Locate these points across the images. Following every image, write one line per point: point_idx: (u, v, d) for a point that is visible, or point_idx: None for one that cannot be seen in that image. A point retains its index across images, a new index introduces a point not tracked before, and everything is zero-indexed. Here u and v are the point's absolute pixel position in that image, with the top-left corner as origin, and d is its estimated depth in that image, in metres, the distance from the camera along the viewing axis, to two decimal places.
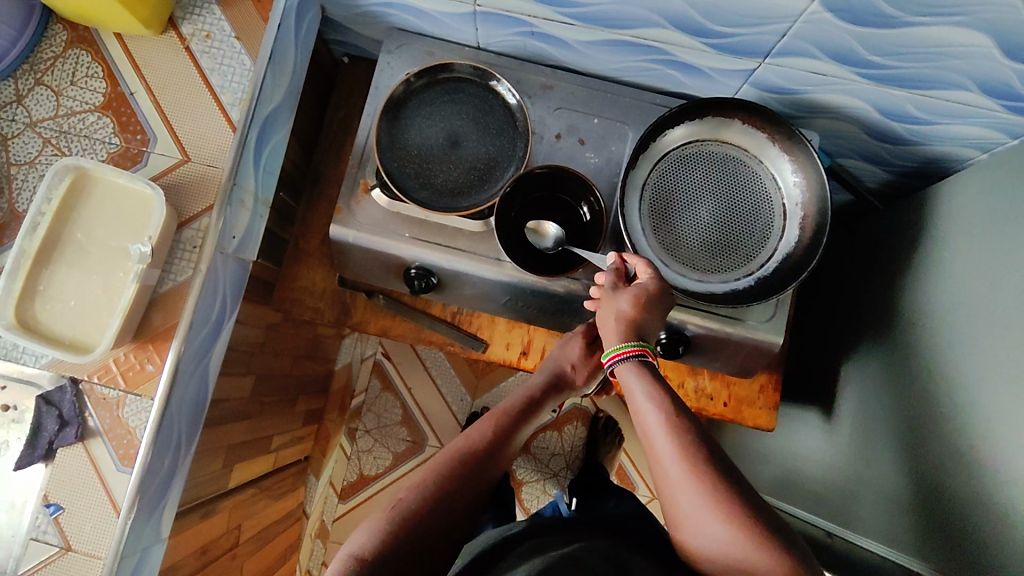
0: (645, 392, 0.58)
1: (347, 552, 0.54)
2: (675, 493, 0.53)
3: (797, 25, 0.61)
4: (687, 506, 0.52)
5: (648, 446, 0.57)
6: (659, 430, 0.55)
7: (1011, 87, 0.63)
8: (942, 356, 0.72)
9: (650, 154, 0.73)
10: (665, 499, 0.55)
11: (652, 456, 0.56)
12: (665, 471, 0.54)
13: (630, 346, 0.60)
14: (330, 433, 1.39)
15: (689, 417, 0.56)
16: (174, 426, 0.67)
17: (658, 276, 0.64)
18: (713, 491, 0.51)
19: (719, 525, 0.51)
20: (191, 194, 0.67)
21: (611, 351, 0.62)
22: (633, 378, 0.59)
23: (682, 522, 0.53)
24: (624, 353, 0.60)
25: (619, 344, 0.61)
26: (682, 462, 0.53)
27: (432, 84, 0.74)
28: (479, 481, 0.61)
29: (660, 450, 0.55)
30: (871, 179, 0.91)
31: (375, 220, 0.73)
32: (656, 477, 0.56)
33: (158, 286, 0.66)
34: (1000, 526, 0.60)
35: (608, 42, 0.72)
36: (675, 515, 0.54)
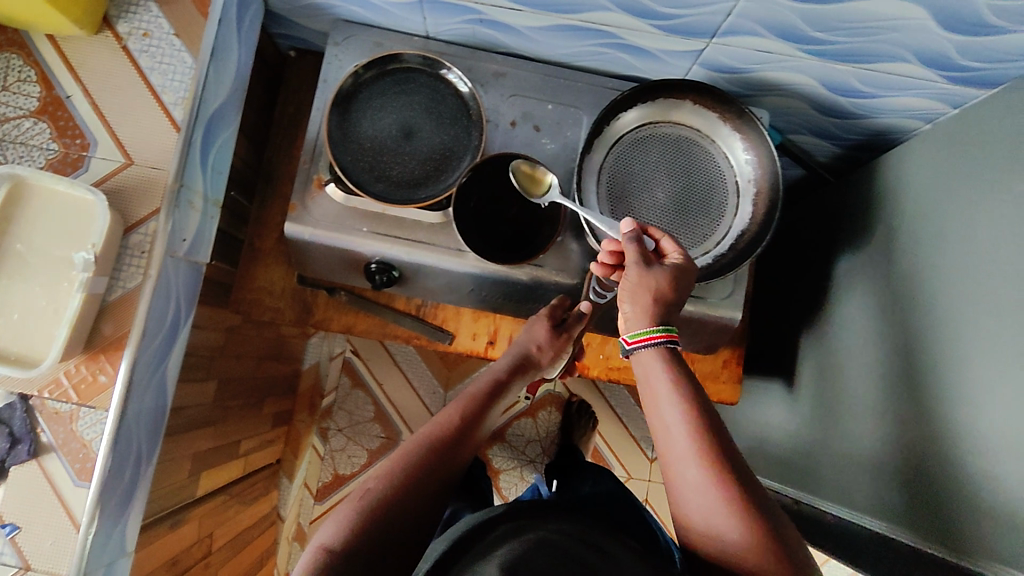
0: (661, 376, 0.58)
1: (317, 543, 0.53)
2: (694, 496, 0.53)
3: (741, 5, 0.62)
4: (697, 500, 0.53)
5: (665, 445, 0.56)
6: (675, 420, 0.56)
7: (948, 58, 0.65)
8: (894, 322, 0.74)
9: (605, 138, 0.74)
10: (672, 488, 0.56)
11: (670, 455, 0.56)
12: (679, 464, 0.54)
13: (659, 333, 0.59)
14: (301, 433, 1.38)
15: (707, 409, 0.56)
16: (134, 436, 0.65)
17: (688, 255, 0.62)
18: (723, 486, 0.52)
19: (728, 522, 0.51)
20: (137, 197, 0.65)
21: (641, 334, 0.59)
22: (653, 360, 0.59)
23: (688, 513, 0.54)
24: (652, 339, 0.58)
25: (649, 328, 0.59)
26: (696, 456, 0.53)
27: (381, 76, 0.73)
28: (447, 467, 0.60)
29: (675, 441, 0.55)
30: (822, 153, 0.93)
31: (331, 216, 0.72)
32: (666, 468, 0.56)
33: (107, 293, 0.64)
34: (949, 482, 0.63)
35: (557, 28, 0.72)
36: (682, 506, 0.55)
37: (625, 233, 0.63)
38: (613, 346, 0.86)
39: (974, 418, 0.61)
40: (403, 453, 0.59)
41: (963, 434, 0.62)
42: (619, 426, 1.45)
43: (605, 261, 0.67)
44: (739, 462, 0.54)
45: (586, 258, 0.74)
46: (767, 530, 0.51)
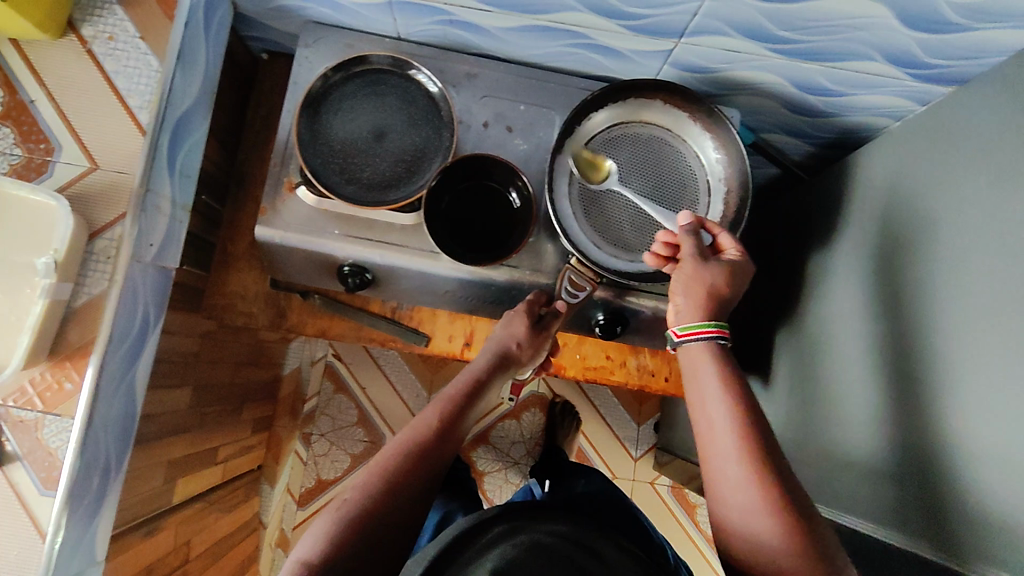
0: (710, 374, 0.60)
1: (295, 556, 0.52)
2: (732, 493, 0.54)
3: (706, 5, 0.62)
4: (737, 500, 0.54)
5: (706, 441, 0.58)
6: (720, 418, 0.57)
7: (912, 56, 0.66)
8: (855, 318, 0.74)
9: (577, 138, 0.74)
10: (712, 485, 0.57)
11: (710, 451, 0.57)
12: (721, 461, 0.56)
13: (711, 327, 0.62)
14: (283, 438, 1.37)
15: (756, 410, 0.58)
16: (100, 445, 0.65)
17: (744, 254, 0.66)
18: (766, 484, 0.53)
19: (767, 520, 0.52)
20: (102, 203, 0.65)
21: (688, 326, 0.62)
22: (701, 355, 0.62)
23: (725, 510, 0.55)
24: (702, 332, 0.61)
25: (699, 321, 0.63)
26: (742, 454, 0.55)
27: (350, 78, 0.72)
28: (426, 475, 0.59)
29: (718, 439, 0.57)
30: (795, 151, 0.94)
31: (302, 219, 0.71)
32: (708, 465, 0.57)
33: (72, 300, 0.63)
34: (902, 479, 0.63)
35: (527, 28, 0.72)
36: (720, 502, 0.56)
37: (682, 225, 0.67)
38: (590, 345, 0.86)
39: (926, 415, 0.61)
40: (385, 460, 0.59)
41: (914, 431, 0.62)
42: (603, 426, 1.45)
43: (659, 252, 0.68)
44: (783, 463, 0.55)
45: (561, 258, 0.73)
46: (805, 531, 0.52)
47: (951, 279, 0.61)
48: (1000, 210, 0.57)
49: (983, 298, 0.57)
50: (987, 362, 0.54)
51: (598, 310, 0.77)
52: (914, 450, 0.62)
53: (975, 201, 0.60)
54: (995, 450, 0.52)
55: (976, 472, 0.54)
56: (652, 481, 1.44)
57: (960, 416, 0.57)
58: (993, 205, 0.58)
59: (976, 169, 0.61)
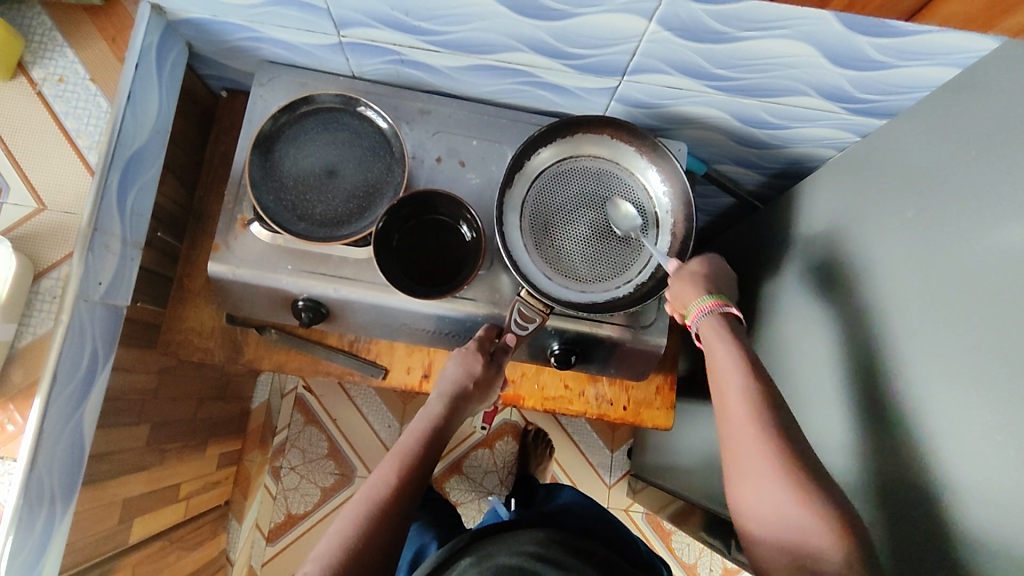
0: (726, 351, 0.62)
1: None
2: (764, 498, 0.55)
3: (643, 45, 0.65)
4: (773, 510, 0.54)
5: (732, 445, 0.59)
6: (735, 398, 0.59)
7: (845, 91, 0.69)
8: (804, 346, 0.75)
9: (526, 172, 0.75)
10: (731, 468, 0.58)
11: (736, 455, 0.58)
12: (750, 465, 0.56)
13: (711, 300, 0.65)
14: (251, 472, 1.36)
15: (771, 389, 0.59)
16: (48, 483, 0.65)
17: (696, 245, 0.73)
18: (779, 460, 0.55)
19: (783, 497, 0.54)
20: (49, 243, 0.65)
21: (695, 306, 0.66)
22: (725, 355, 0.62)
23: (743, 490, 0.57)
24: (707, 306, 0.65)
25: (700, 299, 0.66)
26: (758, 433, 0.57)
27: (300, 117, 0.74)
28: (388, 532, 0.58)
29: (746, 442, 0.57)
30: (749, 181, 0.96)
31: (254, 254, 0.72)
32: (727, 448, 0.59)
33: (15, 341, 0.63)
34: (853, 505, 0.64)
35: (476, 67, 0.74)
36: (739, 485, 0.57)
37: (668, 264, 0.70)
38: (548, 375, 0.86)
39: (873, 442, 0.62)
40: (344, 528, 0.58)
41: (863, 458, 0.63)
42: (576, 453, 1.45)
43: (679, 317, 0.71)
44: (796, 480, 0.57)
45: (517, 288, 0.74)
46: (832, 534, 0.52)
47: (887, 308, 0.62)
48: (930, 239, 0.59)
49: (912, 325, 0.58)
50: (924, 388, 0.56)
51: (554, 339, 0.77)
52: (865, 475, 0.63)
53: (905, 232, 0.62)
54: (935, 476, 0.54)
55: (921, 499, 0.55)
56: (626, 508, 1.43)
57: (902, 443, 0.58)
58: (921, 235, 0.59)
59: (905, 202, 0.63)
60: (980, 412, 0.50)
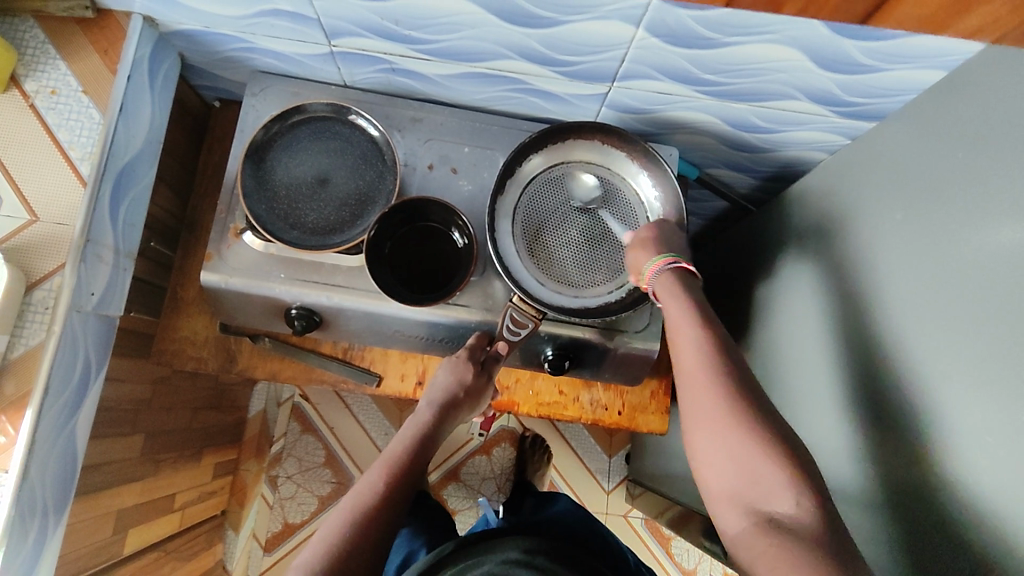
0: (679, 307, 0.63)
1: None
2: (726, 458, 0.54)
3: (632, 51, 0.65)
4: (735, 467, 0.53)
5: (690, 406, 0.58)
6: (689, 349, 0.60)
7: (833, 95, 0.69)
8: (798, 350, 0.76)
9: (518, 179, 0.75)
10: (690, 427, 0.58)
11: (694, 416, 0.58)
12: (709, 426, 0.56)
13: (664, 258, 0.67)
14: (248, 482, 1.35)
15: (726, 345, 0.60)
16: (41, 494, 0.64)
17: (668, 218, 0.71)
18: (729, 406, 0.55)
19: (735, 439, 0.54)
20: (42, 253, 0.65)
21: (650, 265, 0.67)
22: (680, 314, 0.63)
23: (702, 447, 0.56)
24: (660, 264, 0.66)
25: (652, 259, 0.67)
26: (711, 384, 0.57)
27: (292, 127, 0.74)
28: (375, 541, 0.58)
29: (703, 402, 0.57)
30: (741, 185, 0.96)
31: (247, 263, 0.72)
32: (683, 400, 0.60)
33: (8, 352, 0.63)
34: (849, 508, 0.64)
35: (467, 75, 0.74)
36: (700, 451, 0.57)
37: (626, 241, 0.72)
38: (543, 381, 0.86)
39: (865, 445, 0.62)
40: (330, 535, 0.57)
41: (857, 461, 0.63)
42: (574, 459, 1.45)
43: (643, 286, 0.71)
44: None
45: (510, 294, 0.74)
46: None
47: (878, 310, 0.63)
48: (920, 240, 0.59)
49: (904, 327, 0.58)
50: (916, 389, 0.56)
51: (548, 345, 0.77)
52: (860, 478, 0.63)
53: (894, 234, 0.62)
54: (927, 478, 0.54)
55: (914, 501, 0.55)
56: (624, 514, 1.43)
57: (896, 445, 0.58)
58: (911, 237, 0.60)
59: (894, 204, 0.63)
60: (969, 412, 0.50)
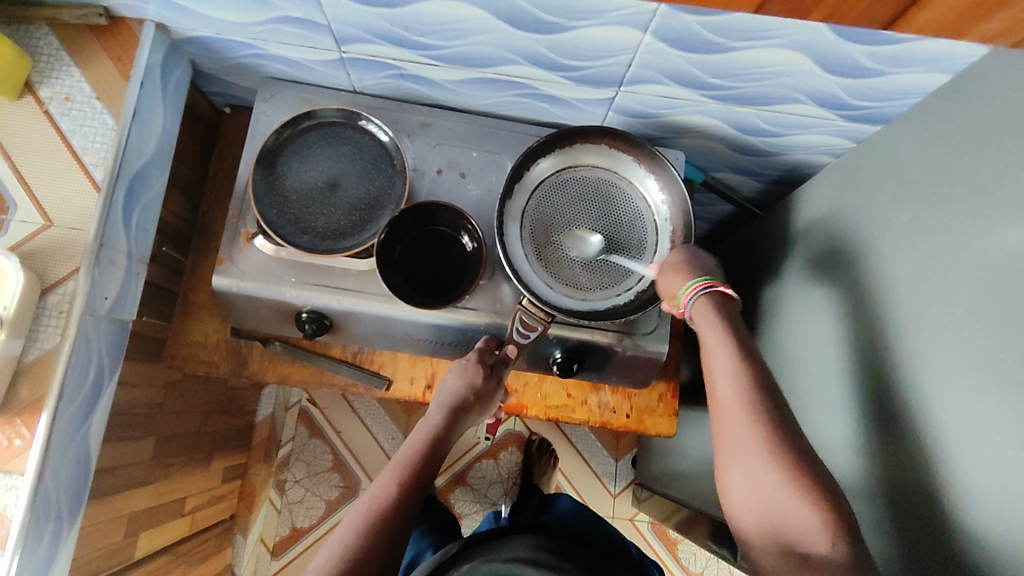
0: (716, 335, 0.62)
1: None
2: (758, 492, 0.55)
3: (639, 56, 0.66)
4: (768, 501, 0.54)
5: (724, 436, 0.59)
6: (725, 380, 0.60)
7: (839, 98, 0.70)
8: (807, 351, 0.76)
9: (525, 183, 0.76)
10: (723, 456, 0.58)
11: (728, 447, 0.58)
12: (745, 460, 0.56)
13: (704, 282, 0.65)
14: (256, 486, 1.34)
15: (766, 378, 0.59)
16: (55, 498, 0.65)
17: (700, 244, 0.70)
18: (767, 441, 0.55)
19: (770, 474, 0.54)
20: (56, 259, 0.66)
21: (689, 287, 0.66)
22: (719, 342, 0.61)
23: (735, 477, 0.57)
24: (700, 288, 0.65)
25: (692, 281, 0.66)
26: (750, 418, 0.57)
27: (302, 132, 0.75)
28: (387, 544, 0.58)
29: (741, 435, 0.57)
30: (747, 189, 0.97)
31: (258, 267, 0.72)
32: (717, 431, 0.60)
33: (23, 356, 0.64)
34: (858, 510, 0.64)
35: (475, 81, 0.75)
36: (732, 478, 0.57)
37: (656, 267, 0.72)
38: (551, 384, 0.87)
39: (875, 446, 0.62)
40: (344, 539, 0.58)
41: (866, 463, 0.63)
42: (580, 463, 1.45)
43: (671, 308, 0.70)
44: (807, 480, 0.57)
45: (519, 297, 0.75)
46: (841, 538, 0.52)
47: (885, 311, 0.63)
48: (926, 242, 0.59)
49: (912, 328, 0.59)
50: (924, 391, 0.56)
51: (556, 348, 0.77)
52: (868, 479, 0.63)
53: (901, 236, 0.62)
54: (937, 480, 0.54)
55: (924, 503, 0.55)
56: (631, 518, 1.43)
57: (904, 446, 0.58)
58: (919, 239, 0.60)
59: (900, 206, 0.63)
60: (979, 413, 0.50)
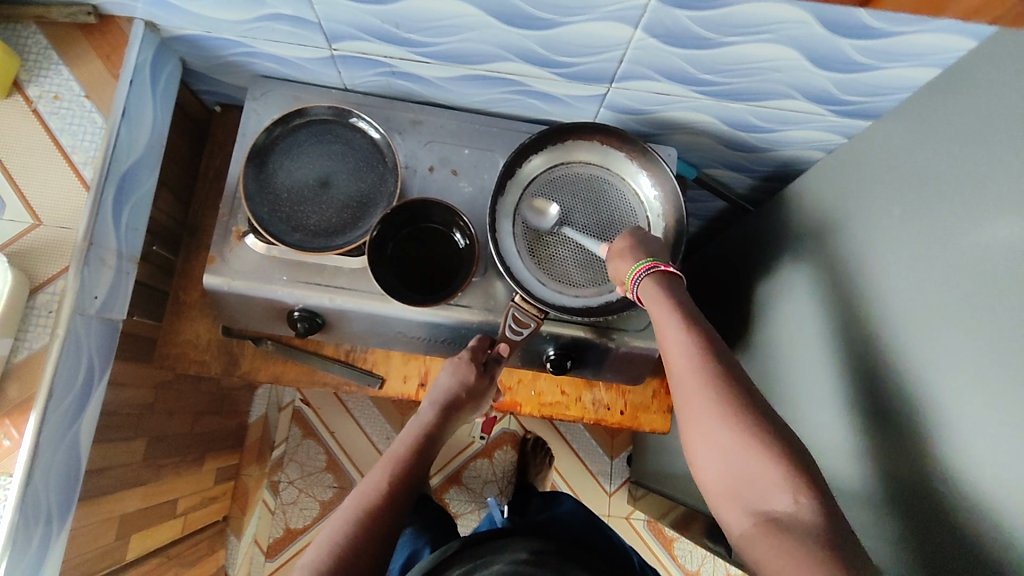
0: (660, 308, 0.62)
1: None
2: (730, 471, 0.54)
3: (630, 52, 0.66)
4: (740, 477, 0.53)
5: (687, 418, 0.57)
6: (681, 358, 0.59)
7: (830, 94, 0.70)
8: (800, 346, 0.76)
9: (518, 180, 0.76)
10: (690, 441, 0.57)
11: (694, 430, 0.56)
12: (710, 442, 0.55)
13: (646, 264, 0.65)
14: (249, 487, 1.35)
15: (718, 351, 0.58)
16: (44, 499, 0.64)
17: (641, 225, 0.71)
18: (723, 408, 0.55)
19: (738, 453, 0.53)
20: (45, 258, 0.65)
21: (633, 270, 0.66)
22: (669, 318, 0.61)
23: (704, 461, 0.56)
24: (644, 269, 0.65)
25: (635, 263, 0.66)
26: (709, 396, 0.55)
27: (293, 130, 0.75)
28: (378, 542, 0.58)
29: (703, 415, 0.56)
30: (739, 185, 0.97)
31: (249, 266, 0.72)
32: (681, 414, 0.58)
33: (11, 356, 0.63)
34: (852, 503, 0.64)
35: (467, 77, 0.75)
36: (702, 464, 0.56)
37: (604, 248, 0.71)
38: (545, 381, 0.87)
39: (868, 439, 0.62)
40: (333, 536, 0.57)
41: (859, 456, 0.63)
42: (575, 461, 1.45)
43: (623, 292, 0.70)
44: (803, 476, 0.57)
45: (512, 294, 0.74)
46: None
47: (877, 305, 0.63)
48: (916, 236, 0.59)
49: (904, 321, 0.59)
50: (917, 383, 0.56)
51: (549, 344, 0.77)
52: (861, 472, 0.63)
53: (892, 230, 0.63)
54: (929, 472, 0.54)
55: (916, 495, 0.55)
56: (627, 515, 1.43)
57: (896, 438, 0.58)
58: (910, 233, 0.60)
59: (891, 200, 0.64)
60: (971, 406, 0.50)
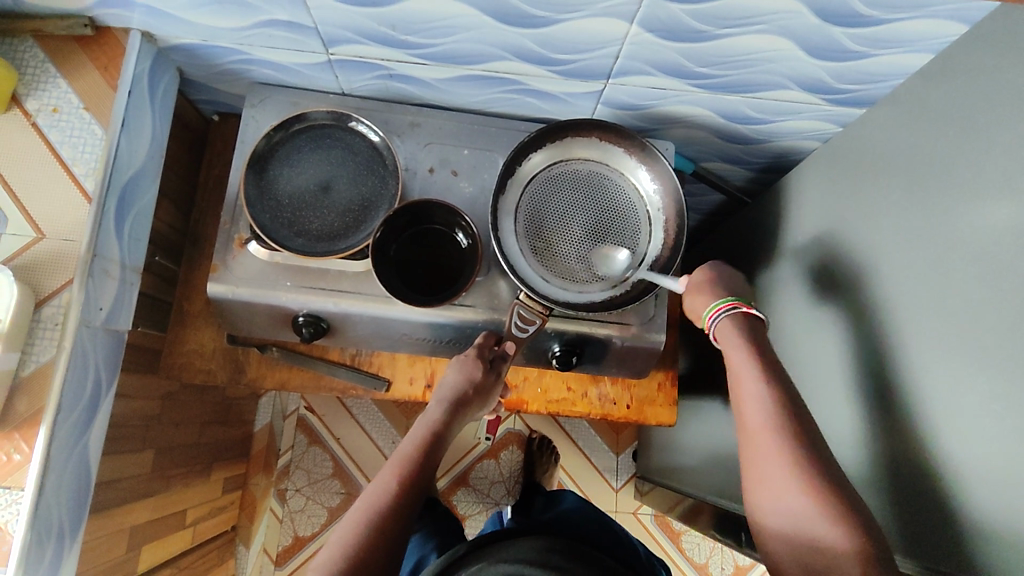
0: (740, 358, 0.63)
1: None
2: (788, 515, 0.55)
3: (626, 47, 0.66)
4: (797, 520, 0.54)
5: (753, 461, 0.59)
6: (754, 407, 0.60)
7: (825, 83, 0.71)
8: (803, 333, 0.76)
9: (518, 178, 0.76)
10: (751, 481, 0.59)
11: (757, 475, 0.58)
12: (773, 486, 0.56)
13: (726, 303, 0.66)
14: (258, 496, 1.34)
15: (789, 395, 0.60)
16: (56, 511, 0.64)
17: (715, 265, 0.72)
18: (792, 451, 0.56)
19: (795, 491, 0.55)
20: (49, 271, 0.65)
21: (712, 308, 0.67)
22: (747, 364, 0.62)
23: (764, 503, 0.57)
24: (724, 309, 0.66)
25: (716, 300, 0.67)
26: (778, 443, 0.57)
27: (293, 135, 0.75)
28: (387, 543, 0.58)
29: (769, 460, 0.57)
30: (737, 176, 0.97)
31: (253, 272, 0.72)
32: (746, 458, 0.60)
33: (19, 369, 0.63)
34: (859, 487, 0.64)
35: (463, 78, 0.75)
36: (760, 501, 0.57)
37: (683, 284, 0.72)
38: (550, 377, 0.87)
39: (873, 423, 0.63)
40: (345, 539, 0.57)
41: (865, 440, 0.64)
42: (581, 459, 1.45)
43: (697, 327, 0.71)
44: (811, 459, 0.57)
45: (516, 293, 0.75)
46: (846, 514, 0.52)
47: (878, 290, 0.63)
48: (915, 220, 0.60)
49: (905, 306, 0.59)
50: (920, 365, 0.57)
51: (555, 341, 0.77)
52: (867, 456, 0.63)
53: (890, 215, 0.63)
54: (934, 452, 0.54)
55: (921, 476, 0.56)
56: (634, 511, 1.43)
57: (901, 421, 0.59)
58: (909, 217, 0.61)
59: (888, 185, 0.64)
60: (974, 385, 0.51)
